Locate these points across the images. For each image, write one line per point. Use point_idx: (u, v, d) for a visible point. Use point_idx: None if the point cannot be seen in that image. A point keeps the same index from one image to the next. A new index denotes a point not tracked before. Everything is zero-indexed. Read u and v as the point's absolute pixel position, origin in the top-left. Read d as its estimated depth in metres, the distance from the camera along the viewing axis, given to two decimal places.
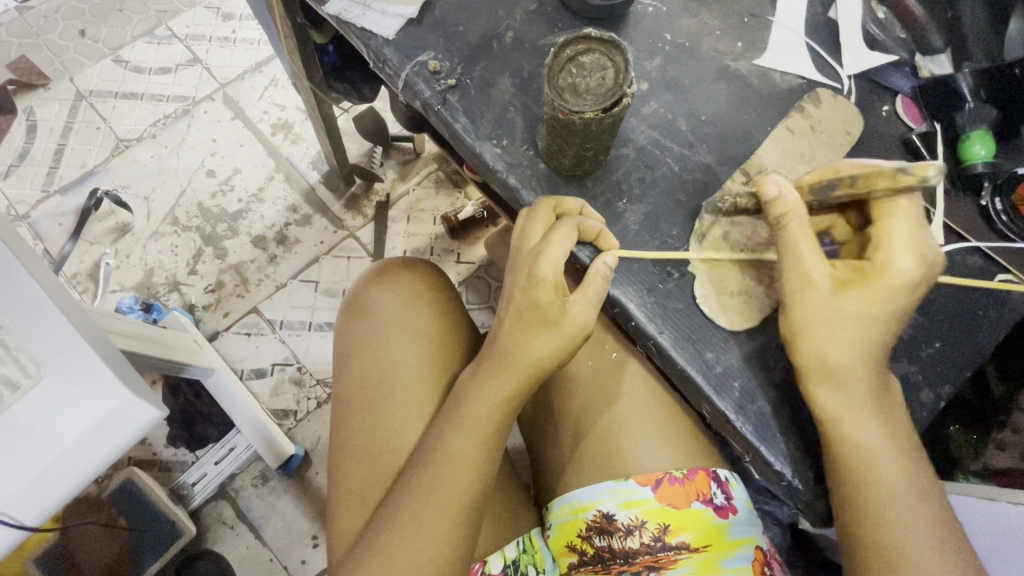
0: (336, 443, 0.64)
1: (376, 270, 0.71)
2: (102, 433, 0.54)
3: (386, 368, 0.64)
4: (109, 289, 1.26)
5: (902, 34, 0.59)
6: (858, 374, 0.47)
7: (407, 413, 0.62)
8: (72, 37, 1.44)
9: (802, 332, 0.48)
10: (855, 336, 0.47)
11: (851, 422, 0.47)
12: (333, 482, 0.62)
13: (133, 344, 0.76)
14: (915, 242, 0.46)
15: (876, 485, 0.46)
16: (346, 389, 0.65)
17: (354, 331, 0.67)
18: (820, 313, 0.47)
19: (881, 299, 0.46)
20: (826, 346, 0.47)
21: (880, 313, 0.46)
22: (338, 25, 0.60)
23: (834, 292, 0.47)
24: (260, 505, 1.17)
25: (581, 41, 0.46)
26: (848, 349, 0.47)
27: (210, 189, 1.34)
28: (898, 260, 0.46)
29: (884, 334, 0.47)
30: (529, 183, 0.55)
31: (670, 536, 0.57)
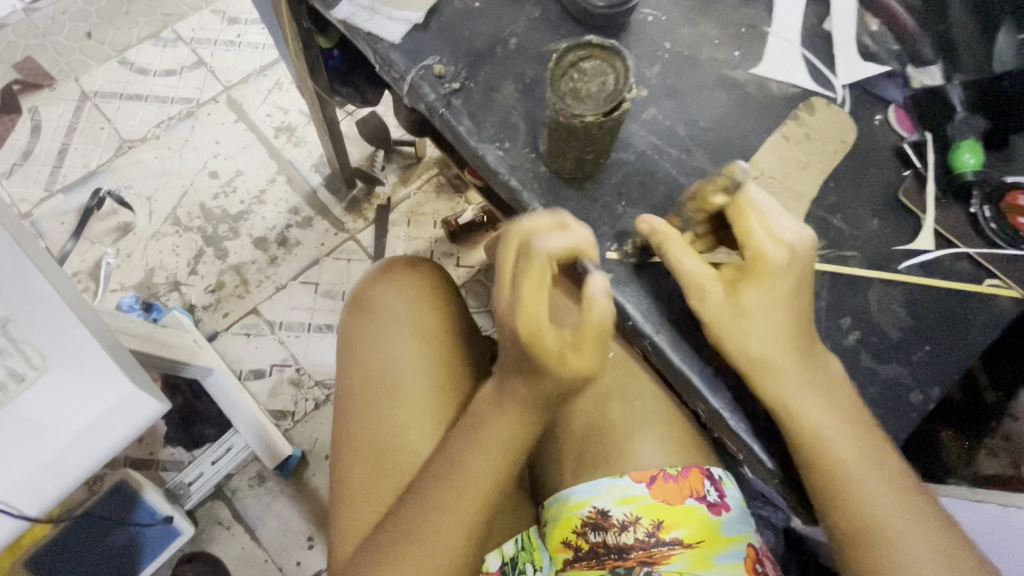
0: (338, 439, 0.64)
1: (382, 267, 0.72)
2: (106, 424, 0.56)
3: (389, 365, 0.65)
4: (109, 288, 1.27)
5: (894, 45, 0.61)
6: (783, 360, 0.48)
7: (409, 409, 0.64)
8: (78, 38, 1.46)
9: (717, 330, 0.49)
10: (768, 325, 0.48)
11: (818, 416, 0.48)
12: (335, 477, 0.63)
13: (131, 340, 0.77)
14: (772, 229, 0.48)
15: (845, 462, 0.48)
16: (349, 386, 0.66)
17: (357, 328, 0.68)
18: (719, 314, 0.49)
19: (772, 283, 0.47)
20: (742, 340, 0.48)
21: (781, 300, 0.47)
22: (346, 29, 0.61)
23: (729, 293, 0.49)
24: (256, 506, 1.17)
25: (583, 48, 0.47)
26: (763, 337, 0.48)
27: (212, 190, 1.35)
28: (765, 249, 0.47)
29: (796, 314, 0.48)
30: (531, 185, 0.56)
31: (663, 532, 0.58)
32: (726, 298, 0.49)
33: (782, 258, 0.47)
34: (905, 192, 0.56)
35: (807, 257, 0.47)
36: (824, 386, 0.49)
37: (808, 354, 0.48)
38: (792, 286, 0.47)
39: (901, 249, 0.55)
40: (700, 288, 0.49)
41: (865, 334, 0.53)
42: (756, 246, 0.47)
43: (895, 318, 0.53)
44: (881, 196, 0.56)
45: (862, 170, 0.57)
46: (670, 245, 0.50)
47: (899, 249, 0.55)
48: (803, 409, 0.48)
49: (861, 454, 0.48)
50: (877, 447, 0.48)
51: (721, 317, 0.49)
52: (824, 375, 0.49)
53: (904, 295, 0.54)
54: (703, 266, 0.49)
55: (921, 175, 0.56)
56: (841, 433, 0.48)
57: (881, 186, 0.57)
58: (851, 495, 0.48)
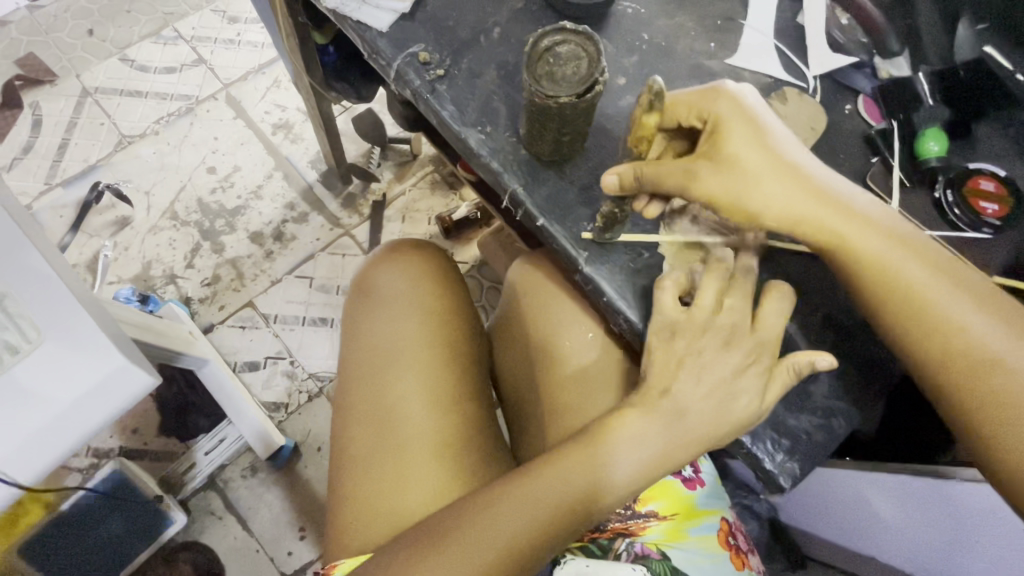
0: (341, 414, 0.66)
1: (386, 253, 0.75)
2: (98, 396, 0.57)
3: (389, 342, 0.67)
4: (106, 280, 1.29)
5: (863, 39, 0.63)
6: (807, 201, 0.49)
7: (409, 382, 0.65)
8: (80, 36, 1.48)
9: (743, 204, 0.49)
10: (768, 174, 0.49)
11: (874, 251, 0.49)
12: (338, 450, 0.65)
13: (125, 323, 0.78)
14: (705, 90, 0.52)
15: (914, 285, 0.48)
16: (351, 363, 0.68)
17: (359, 310, 0.71)
18: (728, 184, 0.49)
19: (741, 130, 0.50)
20: (762, 198, 0.49)
21: (753, 139, 0.50)
22: (336, 19, 0.63)
23: (715, 157, 0.50)
24: (248, 496, 1.19)
25: (559, 32, 0.49)
26: (775, 185, 0.49)
27: (209, 185, 1.37)
28: (711, 108, 0.51)
29: (773, 154, 0.50)
30: (511, 167, 0.58)
31: (640, 505, 0.60)
32: (718, 163, 0.50)
33: (727, 106, 0.51)
34: (872, 177, 0.58)
35: (747, 101, 0.51)
36: (921, 251, 0.49)
37: (857, 213, 0.50)
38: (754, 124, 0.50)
39: None
40: (692, 174, 0.50)
41: (831, 313, 0.55)
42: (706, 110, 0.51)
43: None
44: (849, 182, 0.58)
45: (831, 157, 0.59)
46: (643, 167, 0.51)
47: None
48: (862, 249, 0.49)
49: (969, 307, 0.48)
50: (945, 267, 0.49)
51: (725, 187, 0.50)
52: (914, 246, 0.49)
53: None
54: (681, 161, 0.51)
55: (887, 162, 0.58)
56: (945, 288, 0.48)
57: (849, 172, 0.59)
58: (926, 317, 0.48)
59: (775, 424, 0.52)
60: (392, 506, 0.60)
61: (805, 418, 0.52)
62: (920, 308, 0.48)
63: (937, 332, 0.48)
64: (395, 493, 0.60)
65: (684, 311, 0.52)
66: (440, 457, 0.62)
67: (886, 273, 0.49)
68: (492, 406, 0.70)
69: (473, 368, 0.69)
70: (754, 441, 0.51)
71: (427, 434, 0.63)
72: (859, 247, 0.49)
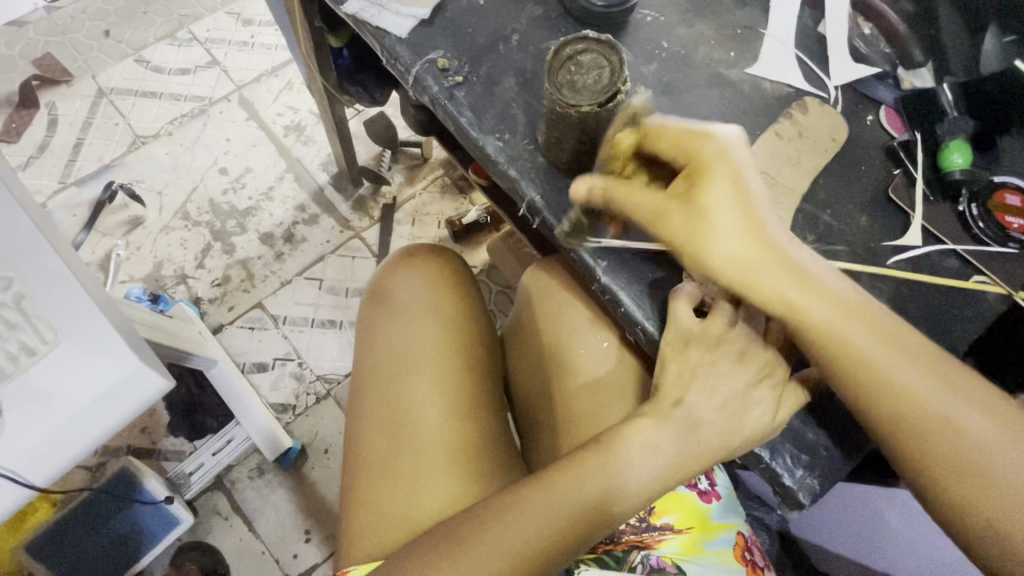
0: (356, 417, 0.66)
1: (402, 256, 0.75)
2: (110, 399, 0.56)
3: (406, 347, 0.67)
4: (118, 280, 1.29)
5: (886, 49, 0.63)
6: (760, 259, 0.47)
7: (426, 388, 0.65)
8: (96, 37, 1.50)
9: (690, 252, 0.48)
10: (729, 229, 0.47)
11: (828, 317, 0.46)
12: (352, 455, 0.64)
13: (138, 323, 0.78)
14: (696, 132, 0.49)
15: (860, 352, 0.45)
16: (368, 367, 0.67)
17: (376, 314, 0.71)
18: (688, 230, 0.48)
19: (712, 177, 0.48)
20: (717, 250, 0.47)
21: (734, 194, 0.47)
22: (355, 24, 0.64)
23: (683, 202, 0.48)
24: (254, 497, 1.18)
25: (580, 41, 0.49)
26: (733, 242, 0.47)
27: (221, 186, 1.38)
28: (702, 152, 0.48)
29: (750, 207, 0.48)
30: (528, 175, 0.57)
31: (654, 517, 0.59)
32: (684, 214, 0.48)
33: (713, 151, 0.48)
34: (894, 190, 0.57)
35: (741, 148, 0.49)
36: (877, 323, 0.46)
37: (812, 277, 0.47)
38: (732, 177, 0.48)
39: (890, 246, 0.56)
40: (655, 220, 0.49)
41: None
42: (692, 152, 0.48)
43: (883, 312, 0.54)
44: (870, 194, 0.58)
45: (852, 168, 0.58)
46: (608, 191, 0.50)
47: (887, 245, 0.56)
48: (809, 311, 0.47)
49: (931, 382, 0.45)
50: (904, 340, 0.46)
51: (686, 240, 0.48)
52: (868, 312, 0.46)
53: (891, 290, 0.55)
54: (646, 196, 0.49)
55: (910, 175, 0.58)
56: (903, 363, 0.45)
57: (870, 183, 0.58)
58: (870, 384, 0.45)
59: (794, 438, 0.51)
60: (406, 512, 0.59)
61: (825, 432, 0.51)
62: (881, 384, 0.45)
63: (895, 412, 0.45)
64: (410, 498, 0.60)
65: (698, 322, 0.51)
66: (456, 464, 0.61)
67: (838, 345, 0.46)
68: (505, 413, 0.69)
69: (488, 375, 0.69)
70: (774, 456, 0.50)
71: (443, 440, 0.62)
72: (805, 310, 0.46)
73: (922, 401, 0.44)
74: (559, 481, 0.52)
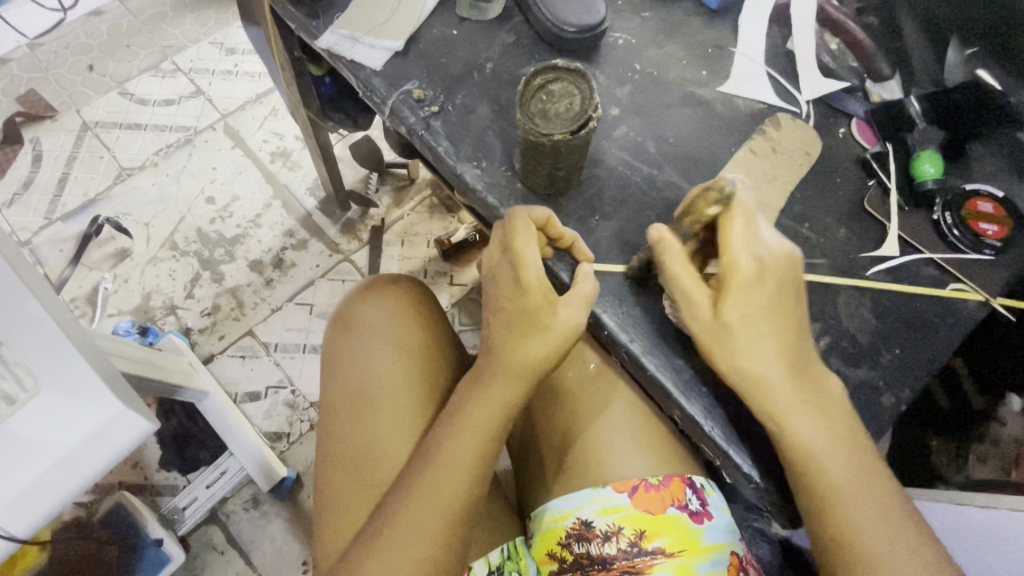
0: (320, 455, 0.61)
1: (365, 284, 0.70)
2: (93, 444, 0.55)
3: (373, 380, 0.62)
4: (106, 313, 1.28)
5: (852, 63, 0.64)
6: (775, 380, 0.48)
7: (394, 423, 0.60)
8: (80, 71, 1.50)
9: (710, 349, 0.49)
10: (753, 337, 0.48)
11: (794, 405, 0.48)
12: (318, 495, 0.60)
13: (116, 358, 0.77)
14: (750, 240, 0.48)
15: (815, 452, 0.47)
16: (332, 402, 0.62)
17: (340, 343, 0.65)
18: (709, 334, 0.48)
19: (672, 283, 0.50)
20: (737, 358, 0.48)
21: (745, 299, 0.48)
22: (330, 58, 0.64)
23: (714, 305, 0.48)
24: (250, 529, 1.16)
25: (551, 71, 0.49)
26: (758, 354, 0.48)
27: (208, 215, 1.38)
28: (739, 259, 0.47)
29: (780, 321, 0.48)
30: (507, 202, 0.58)
31: (645, 541, 0.56)
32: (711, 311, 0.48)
33: (754, 271, 0.47)
34: (869, 201, 0.58)
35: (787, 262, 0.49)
36: (820, 402, 0.48)
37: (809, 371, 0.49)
38: (777, 285, 0.48)
39: (868, 256, 0.57)
40: (689, 304, 0.49)
41: (835, 340, 0.54)
42: (733, 259, 0.47)
43: (863, 323, 0.55)
44: (846, 205, 0.58)
45: (828, 180, 0.59)
46: (669, 262, 0.50)
47: (865, 256, 0.57)
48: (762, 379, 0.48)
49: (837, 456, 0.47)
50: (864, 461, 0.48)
51: (707, 328, 0.48)
52: (817, 387, 0.49)
53: (872, 301, 0.55)
54: (689, 281, 0.49)
55: (884, 186, 0.58)
56: (816, 430, 0.48)
57: (846, 195, 0.59)
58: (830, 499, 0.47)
59: None
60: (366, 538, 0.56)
61: None
62: (807, 474, 0.47)
63: (822, 514, 0.47)
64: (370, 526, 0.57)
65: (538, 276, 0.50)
66: None
67: (776, 427, 0.48)
68: None
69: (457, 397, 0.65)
70: (764, 474, 0.50)
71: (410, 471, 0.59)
72: (790, 420, 0.48)
73: (842, 505, 0.47)
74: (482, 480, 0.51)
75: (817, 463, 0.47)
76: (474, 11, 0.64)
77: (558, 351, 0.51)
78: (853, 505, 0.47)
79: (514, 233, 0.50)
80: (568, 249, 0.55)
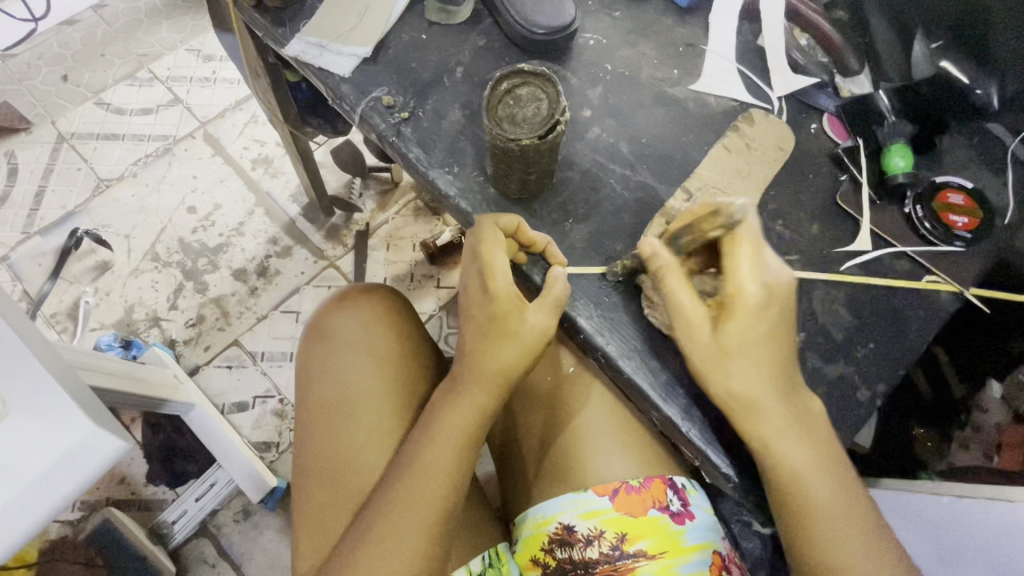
0: (297, 469, 0.61)
1: (339, 295, 0.69)
2: (65, 468, 0.51)
3: (348, 391, 0.62)
4: (88, 328, 1.26)
5: (823, 59, 0.64)
6: (768, 401, 0.47)
7: (370, 434, 0.60)
8: (54, 82, 1.48)
9: (707, 372, 0.48)
10: (750, 362, 0.47)
11: (773, 432, 0.47)
12: (297, 509, 0.60)
13: (83, 372, 0.74)
14: (758, 269, 0.48)
15: (792, 469, 0.47)
16: (307, 414, 0.62)
17: (315, 356, 0.64)
18: (707, 358, 0.48)
19: (675, 299, 0.49)
20: (727, 381, 0.47)
21: (758, 322, 0.47)
22: (298, 66, 0.63)
23: (712, 327, 0.48)
24: (242, 541, 1.13)
25: (517, 75, 0.49)
26: (744, 376, 0.47)
27: (190, 224, 1.36)
28: (747, 287, 0.47)
29: (778, 351, 0.47)
30: (480, 208, 0.58)
31: (627, 544, 0.56)
32: (712, 334, 0.47)
33: (759, 298, 0.47)
34: (842, 197, 0.58)
35: (783, 293, 0.48)
36: (808, 428, 0.48)
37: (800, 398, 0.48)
38: (776, 314, 0.47)
39: (842, 251, 0.57)
40: (685, 321, 0.48)
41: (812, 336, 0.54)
42: (738, 284, 0.48)
43: (839, 319, 0.55)
44: (820, 201, 0.58)
45: (801, 176, 0.59)
46: (664, 273, 0.49)
47: (839, 251, 0.57)
48: (742, 391, 0.47)
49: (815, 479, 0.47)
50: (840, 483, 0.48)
51: (705, 352, 0.48)
52: (806, 412, 0.48)
53: (847, 295, 0.56)
54: (692, 300, 0.48)
55: (857, 180, 0.59)
56: (796, 452, 0.47)
57: (820, 191, 0.59)
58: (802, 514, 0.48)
59: None
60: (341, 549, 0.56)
61: None
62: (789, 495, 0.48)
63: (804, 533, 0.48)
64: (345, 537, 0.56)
65: (507, 282, 0.50)
66: None
67: (763, 445, 0.48)
68: None
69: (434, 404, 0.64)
70: (743, 474, 0.50)
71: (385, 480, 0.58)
72: (778, 449, 0.47)
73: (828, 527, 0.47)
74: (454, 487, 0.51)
75: (809, 494, 0.47)
76: (444, 14, 0.64)
77: (531, 357, 0.51)
78: (834, 529, 0.47)
79: (484, 238, 0.50)
80: (545, 251, 0.55)
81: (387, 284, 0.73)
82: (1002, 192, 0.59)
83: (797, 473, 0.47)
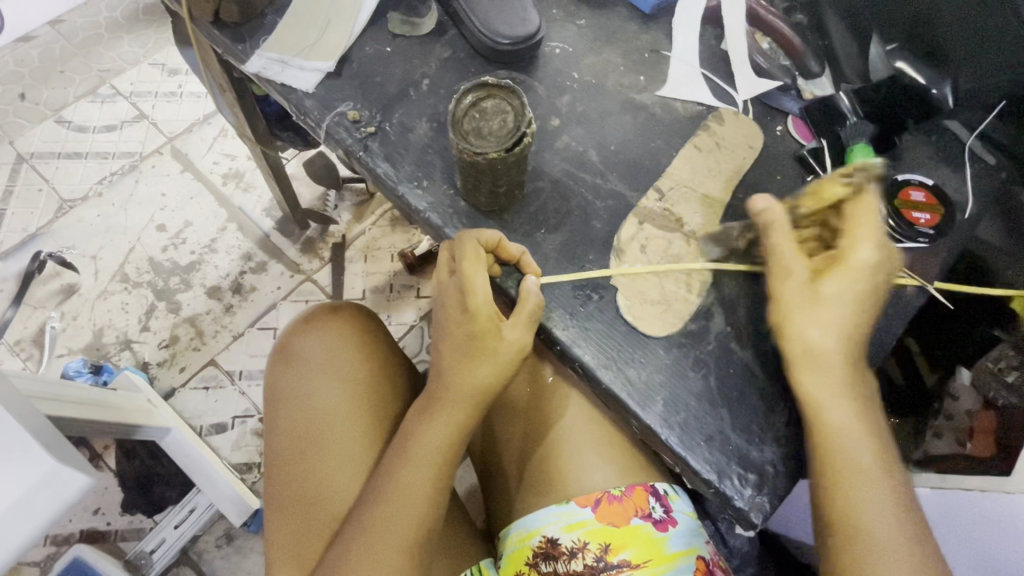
0: (269, 498, 0.59)
1: (305, 316, 0.67)
2: (19, 511, 0.48)
3: (318, 416, 0.60)
4: (55, 354, 1.22)
5: (784, 62, 0.65)
6: (834, 358, 0.47)
7: (343, 459, 0.58)
8: (11, 100, 1.43)
9: (784, 315, 0.49)
10: (834, 317, 0.47)
11: (833, 394, 0.47)
12: (269, 540, 0.58)
13: (43, 402, 0.70)
14: (874, 233, 0.48)
15: (837, 429, 0.47)
16: (277, 443, 0.60)
17: (282, 380, 0.63)
18: (800, 299, 0.48)
19: (779, 250, 0.50)
20: (807, 328, 0.48)
21: (858, 287, 0.48)
22: (260, 82, 0.62)
23: (810, 278, 0.49)
24: (225, 567, 1.09)
25: (482, 88, 0.49)
26: (824, 330, 0.47)
27: (160, 243, 1.32)
28: (859, 246, 0.48)
29: (863, 319, 0.48)
30: (452, 221, 0.57)
31: (611, 555, 0.56)
32: (806, 283, 0.49)
33: (872, 262, 0.48)
34: None
35: (887, 266, 0.48)
36: (865, 401, 0.48)
37: (862, 378, 0.48)
38: (872, 284, 0.48)
39: None
40: (783, 270, 0.50)
41: None
42: (854, 244, 0.48)
43: None
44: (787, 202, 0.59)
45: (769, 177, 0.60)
46: (777, 228, 0.50)
47: None
48: (797, 330, 0.48)
49: (867, 450, 0.47)
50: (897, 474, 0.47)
51: (797, 297, 0.49)
52: (862, 382, 0.48)
53: None
54: (795, 252, 0.50)
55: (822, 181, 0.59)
56: (849, 413, 0.47)
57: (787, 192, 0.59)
58: (844, 492, 0.46)
59: (739, 458, 0.51)
60: None
61: (768, 448, 0.51)
62: (830, 455, 0.47)
63: (843, 509, 0.46)
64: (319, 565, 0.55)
65: (484, 295, 0.49)
66: None
67: (813, 401, 0.47)
68: None
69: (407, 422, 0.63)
70: (723, 479, 0.50)
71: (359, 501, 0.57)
72: (826, 413, 0.47)
73: (864, 491, 0.46)
74: (430, 507, 0.50)
75: (851, 467, 0.46)
76: (407, 27, 0.63)
77: (506, 373, 0.50)
78: (870, 511, 0.46)
79: (461, 254, 0.50)
80: (518, 262, 0.54)
81: (354, 303, 0.71)
82: (961, 188, 0.60)
83: (845, 435, 0.47)
